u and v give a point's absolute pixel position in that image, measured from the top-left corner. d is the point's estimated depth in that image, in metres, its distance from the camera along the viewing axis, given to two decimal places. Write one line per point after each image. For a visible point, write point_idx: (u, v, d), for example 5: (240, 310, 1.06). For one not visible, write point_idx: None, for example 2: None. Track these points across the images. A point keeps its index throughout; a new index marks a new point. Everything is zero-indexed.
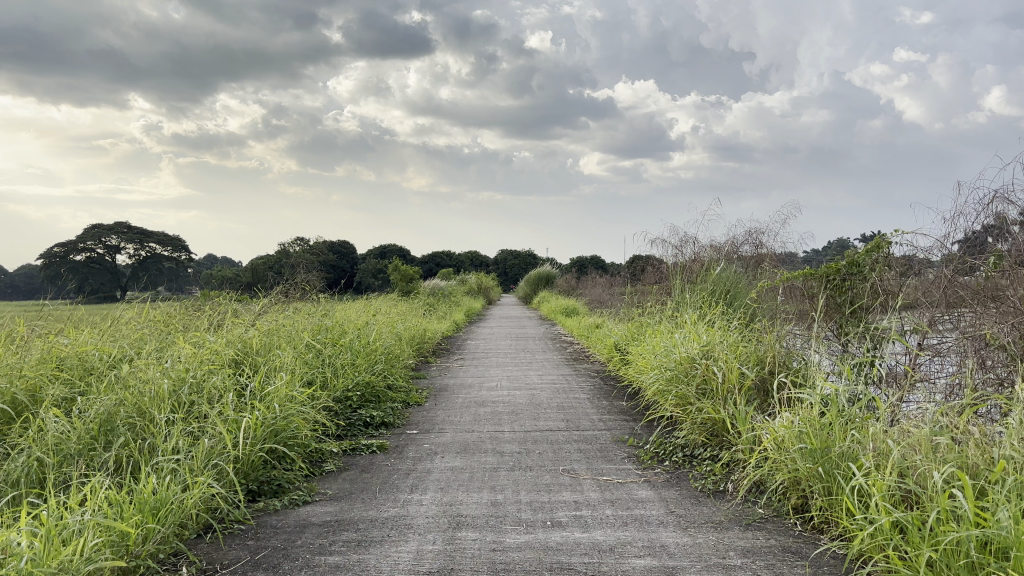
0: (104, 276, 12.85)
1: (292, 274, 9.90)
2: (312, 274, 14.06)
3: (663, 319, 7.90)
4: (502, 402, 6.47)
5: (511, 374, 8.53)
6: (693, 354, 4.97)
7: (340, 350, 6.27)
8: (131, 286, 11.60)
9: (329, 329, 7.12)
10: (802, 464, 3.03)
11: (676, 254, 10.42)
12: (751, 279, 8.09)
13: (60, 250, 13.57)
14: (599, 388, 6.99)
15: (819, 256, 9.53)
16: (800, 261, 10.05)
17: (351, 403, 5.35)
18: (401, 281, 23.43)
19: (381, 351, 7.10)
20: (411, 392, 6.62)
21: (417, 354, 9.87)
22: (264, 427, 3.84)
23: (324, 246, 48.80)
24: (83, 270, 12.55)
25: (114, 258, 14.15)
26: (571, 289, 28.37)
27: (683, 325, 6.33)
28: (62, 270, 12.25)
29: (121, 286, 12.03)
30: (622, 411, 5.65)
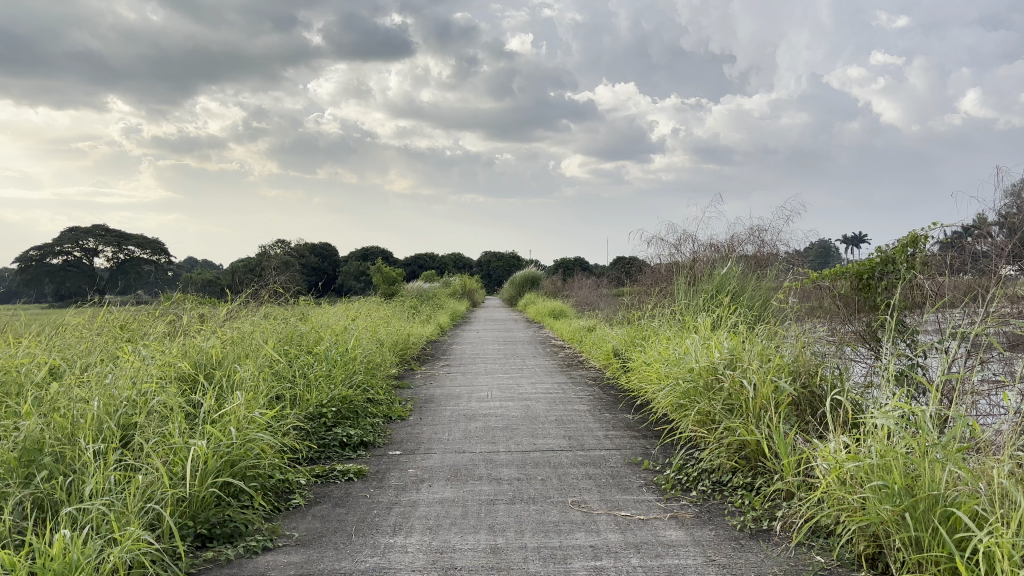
0: (81, 280, 12.16)
1: (264, 275, 9.25)
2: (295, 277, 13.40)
3: (666, 324, 7.32)
4: (495, 415, 5.87)
5: (502, 382, 7.94)
6: (715, 364, 4.38)
7: (314, 360, 5.64)
8: (106, 291, 10.91)
9: (302, 337, 6.49)
10: (879, 507, 2.44)
11: (673, 254, 9.87)
12: (759, 281, 7.52)
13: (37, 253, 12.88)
14: (600, 398, 6.39)
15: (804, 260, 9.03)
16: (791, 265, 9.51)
17: (325, 420, 4.72)
18: (385, 284, 22.77)
19: (361, 359, 6.45)
20: (394, 405, 5.99)
21: (401, 361, 9.22)
22: (217, 458, 3.21)
23: (307, 248, 48.15)
24: (60, 274, 11.87)
25: (91, 261, 13.44)
26: (557, 290, 27.79)
27: (695, 329, 5.76)
28: (36, 273, 11.56)
29: (97, 290, 11.35)
30: (630, 427, 5.05)
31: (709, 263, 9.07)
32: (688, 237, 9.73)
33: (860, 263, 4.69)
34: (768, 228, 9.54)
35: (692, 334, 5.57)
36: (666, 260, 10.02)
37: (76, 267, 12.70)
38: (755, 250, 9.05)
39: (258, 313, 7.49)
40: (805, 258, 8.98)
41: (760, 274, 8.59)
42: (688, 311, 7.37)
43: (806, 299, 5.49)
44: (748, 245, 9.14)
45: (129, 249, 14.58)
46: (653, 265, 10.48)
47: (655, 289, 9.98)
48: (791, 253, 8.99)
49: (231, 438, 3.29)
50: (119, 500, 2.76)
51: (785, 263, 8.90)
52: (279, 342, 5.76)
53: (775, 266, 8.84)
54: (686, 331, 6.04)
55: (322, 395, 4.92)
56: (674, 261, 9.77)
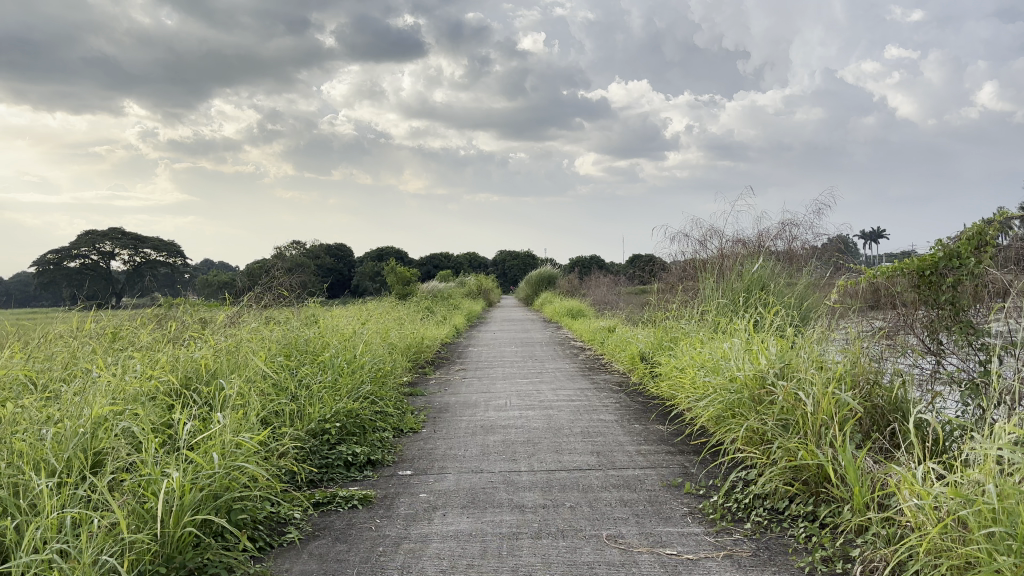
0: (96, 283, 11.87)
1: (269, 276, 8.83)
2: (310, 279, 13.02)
3: (697, 326, 6.82)
4: (514, 427, 5.42)
5: (521, 388, 7.48)
6: (764, 374, 3.90)
7: (318, 369, 5.20)
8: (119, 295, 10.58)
9: (306, 344, 6.05)
10: (998, 562, 1.96)
11: (698, 250, 9.38)
12: (794, 280, 7.01)
13: (53, 256, 12.59)
14: (628, 407, 5.92)
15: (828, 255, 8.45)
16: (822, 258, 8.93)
17: (328, 438, 4.28)
18: (399, 284, 22.40)
19: (370, 367, 6.02)
20: (406, 417, 5.54)
21: (414, 367, 8.79)
22: (195, 491, 2.77)
23: (322, 250, 48.04)
24: (75, 277, 11.58)
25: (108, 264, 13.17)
26: (574, 289, 27.31)
27: (732, 332, 5.28)
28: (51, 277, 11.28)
29: (113, 293, 11.05)
30: (665, 444, 4.58)
31: (738, 260, 8.57)
32: (715, 233, 9.24)
33: (921, 257, 4.13)
34: (799, 222, 9.03)
35: (731, 338, 5.09)
36: (691, 258, 9.53)
37: (92, 270, 12.42)
38: (787, 245, 8.54)
39: (261, 318, 7.06)
40: (840, 254, 8.47)
41: (793, 271, 8.08)
42: (720, 311, 6.87)
43: (858, 293, 5.02)
44: (778, 240, 8.63)
45: (145, 252, 14.30)
46: (677, 264, 9.99)
47: (679, 288, 9.49)
48: (825, 249, 8.48)
49: (214, 468, 2.85)
50: (73, 547, 2.33)
51: (819, 259, 8.39)
52: (282, 352, 5.34)
53: (810, 263, 8.33)
54: (723, 334, 5.57)
55: (325, 409, 4.48)
56: (700, 259, 9.28)
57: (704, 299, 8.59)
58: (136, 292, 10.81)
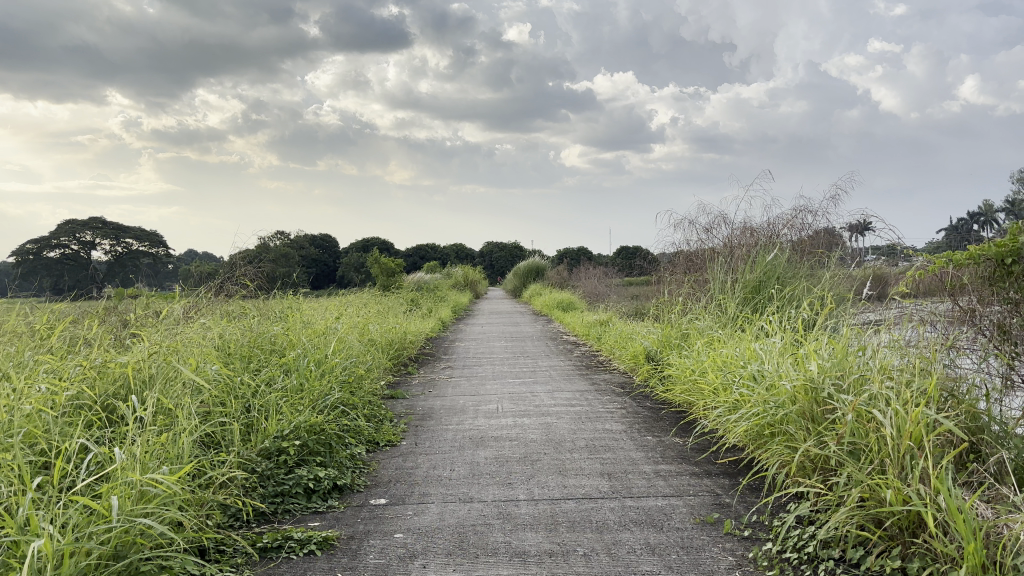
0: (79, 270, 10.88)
1: (234, 265, 8.04)
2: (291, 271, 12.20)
3: (713, 326, 6.11)
4: (507, 440, 4.68)
5: (513, 390, 6.75)
6: (818, 388, 3.19)
7: (278, 374, 4.46)
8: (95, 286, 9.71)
9: (269, 345, 5.29)
10: None
11: (705, 239, 8.68)
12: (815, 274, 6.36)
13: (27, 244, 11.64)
14: (637, 415, 5.20)
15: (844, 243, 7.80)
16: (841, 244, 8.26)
17: (285, 461, 3.55)
18: (383, 276, 21.61)
19: (342, 370, 5.27)
20: (384, 428, 4.80)
21: (396, 366, 8.04)
22: (82, 556, 2.05)
23: (306, 240, 47.17)
24: (58, 266, 10.58)
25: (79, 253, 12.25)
26: (563, 281, 26.60)
27: (762, 333, 4.57)
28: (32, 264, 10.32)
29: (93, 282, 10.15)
30: (689, 466, 3.86)
31: (747, 250, 7.89)
32: (723, 221, 8.54)
33: (999, 242, 3.34)
34: (813, 209, 8.34)
35: (762, 341, 4.38)
36: (696, 248, 8.83)
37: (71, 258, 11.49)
38: (803, 233, 7.83)
39: (221, 312, 6.28)
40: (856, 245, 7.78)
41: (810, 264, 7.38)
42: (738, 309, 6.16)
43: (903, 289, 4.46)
44: (793, 228, 7.93)
45: (119, 242, 13.40)
46: (681, 254, 9.27)
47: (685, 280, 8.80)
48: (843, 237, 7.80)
49: (111, 523, 2.12)
50: None
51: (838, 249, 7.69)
52: (236, 359, 4.59)
53: (828, 252, 7.63)
54: (749, 337, 4.86)
55: (281, 425, 3.74)
56: (707, 248, 8.59)
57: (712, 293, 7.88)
58: (96, 282, 9.99)
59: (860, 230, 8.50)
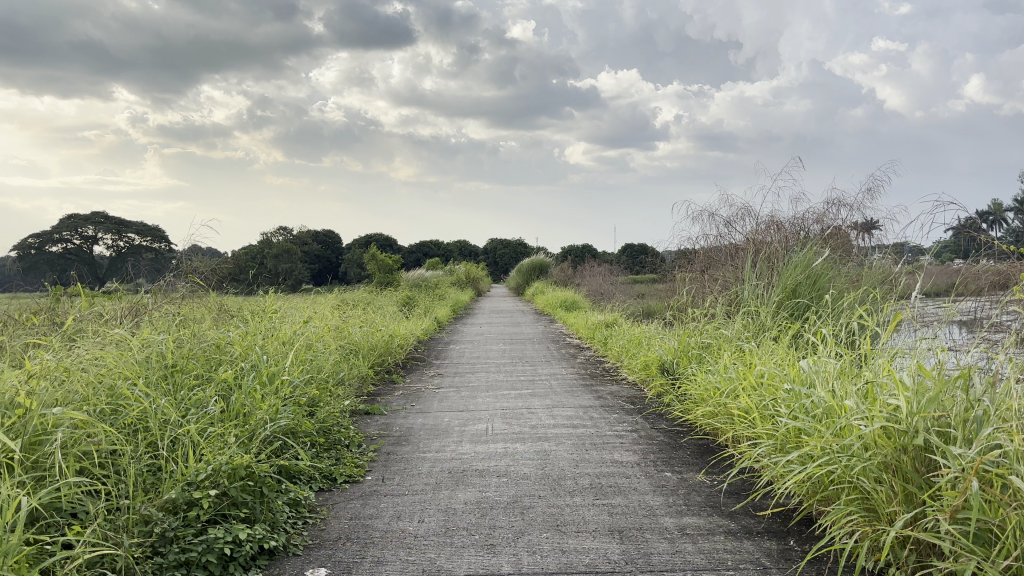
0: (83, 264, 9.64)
1: (186, 257, 7.18)
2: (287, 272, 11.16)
3: (746, 339, 5.28)
4: (495, 475, 3.85)
5: (507, 404, 5.93)
6: (910, 432, 2.34)
7: (212, 397, 3.63)
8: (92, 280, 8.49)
9: (214, 360, 4.47)
10: None
11: (726, 233, 8.26)
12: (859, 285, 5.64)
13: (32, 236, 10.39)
14: (651, 444, 4.38)
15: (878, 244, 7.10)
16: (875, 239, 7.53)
17: (195, 517, 2.70)
18: (379, 273, 20.76)
19: (299, 386, 4.44)
20: (345, 461, 3.97)
21: (379, 375, 7.22)
22: None
23: (305, 236, 46.37)
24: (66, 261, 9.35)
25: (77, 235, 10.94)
26: (566, 279, 25.84)
27: (807, 355, 3.75)
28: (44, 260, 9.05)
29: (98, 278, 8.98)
30: (722, 522, 3.02)
31: (777, 253, 7.18)
32: (747, 214, 8.06)
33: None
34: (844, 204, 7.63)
35: (812, 362, 3.55)
36: (717, 243, 8.40)
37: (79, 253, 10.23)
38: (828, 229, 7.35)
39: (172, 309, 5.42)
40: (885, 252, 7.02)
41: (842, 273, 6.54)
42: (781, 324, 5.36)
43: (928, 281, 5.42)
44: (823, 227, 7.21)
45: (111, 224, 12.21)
46: (700, 251, 8.76)
47: (705, 280, 8.08)
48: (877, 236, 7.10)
49: None
50: None
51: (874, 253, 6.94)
52: (160, 383, 3.76)
53: (865, 257, 6.98)
54: (794, 362, 4.03)
55: (199, 466, 2.91)
56: (736, 245, 7.90)
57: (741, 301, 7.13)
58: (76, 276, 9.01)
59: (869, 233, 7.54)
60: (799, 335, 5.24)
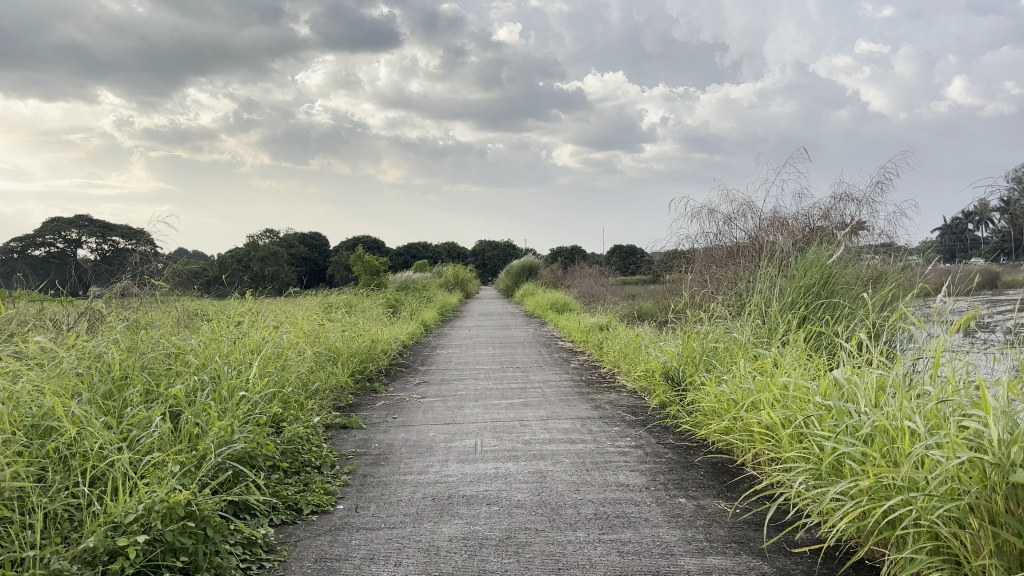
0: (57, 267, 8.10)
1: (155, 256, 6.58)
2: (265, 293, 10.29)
3: (760, 345, 4.82)
4: (485, 502, 3.37)
5: (497, 416, 5.46)
6: (1001, 464, 1.87)
7: (157, 416, 3.14)
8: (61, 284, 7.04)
9: (168, 372, 3.97)
10: None
11: (726, 231, 7.83)
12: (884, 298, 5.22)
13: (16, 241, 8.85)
14: (659, 463, 3.92)
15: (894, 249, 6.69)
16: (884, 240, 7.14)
17: (119, 570, 2.20)
18: (365, 275, 20.23)
19: (263, 402, 3.94)
20: (312, 489, 3.49)
21: (360, 384, 6.72)
22: None
23: (290, 238, 45.79)
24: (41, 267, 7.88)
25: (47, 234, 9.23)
26: (556, 281, 25.38)
27: (840, 367, 3.30)
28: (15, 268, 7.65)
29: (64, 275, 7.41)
30: (754, 565, 2.53)
31: (787, 253, 6.76)
32: (749, 210, 7.62)
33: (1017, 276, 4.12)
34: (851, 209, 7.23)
35: (847, 372, 3.09)
36: (716, 242, 7.97)
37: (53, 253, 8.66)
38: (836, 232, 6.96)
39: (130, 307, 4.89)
40: (895, 253, 6.59)
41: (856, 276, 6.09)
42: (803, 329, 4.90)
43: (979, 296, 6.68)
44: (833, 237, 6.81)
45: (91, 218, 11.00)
46: (699, 249, 8.32)
47: (709, 280, 7.66)
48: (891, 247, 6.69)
49: None
50: None
51: (887, 254, 6.54)
52: (94, 403, 3.25)
53: (875, 256, 6.56)
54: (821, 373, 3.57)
55: (128, 504, 2.41)
56: (742, 245, 7.49)
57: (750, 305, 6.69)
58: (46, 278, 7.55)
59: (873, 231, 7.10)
60: (816, 339, 4.80)
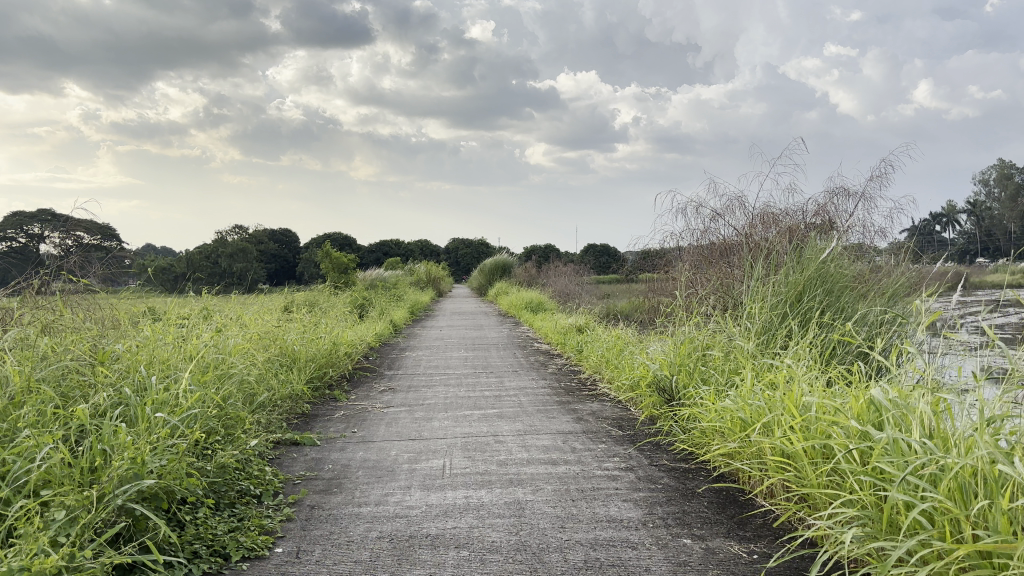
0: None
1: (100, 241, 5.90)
2: (225, 289, 9.46)
3: (763, 353, 4.34)
4: (455, 543, 2.83)
5: (468, 429, 4.92)
6: None
7: (51, 445, 2.57)
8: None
9: (79, 386, 3.37)
10: None
11: (714, 228, 7.36)
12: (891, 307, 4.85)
13: None
14: (657, 490, 3.42)
15: (891, 251, 6.28)
16: (879, 238, 6.72)
17: None
18: (333, 272, 19.53)
19: (191, 422, 3.35)
20: (246, 528, 2.92)
21: (317, 392, 6.11)
22: None
23: (258, 234, 44.84)
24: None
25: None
26: (530, 280, 24.88)
27: (875, 386, 2.83)
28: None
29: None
30: None
31: (780, 250, 6.30)
32: (739, 206, 7.14)
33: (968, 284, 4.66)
34: (846, 206, 6.80)
35: (890, 393, 2.61)
36: (701, 240, 7.50)
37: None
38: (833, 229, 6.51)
39: (47, 307, 4.25)
40: (895, 253, 6.12)
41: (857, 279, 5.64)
42: (809, 335, 4.44)
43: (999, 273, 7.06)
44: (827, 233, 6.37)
45: None
46: (683, 248, 7.84)
47: (697, 281, 7.17)
48: (892, 247, 6.27)
49: None
50: None
51: (889, 256, 6.10)
52: None
53: (874, 256, 6.13)
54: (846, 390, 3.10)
55: None
56: (733, 242, 7.01)
57: (743, 308, 6.21)
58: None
59: (868, 230, 6.67)
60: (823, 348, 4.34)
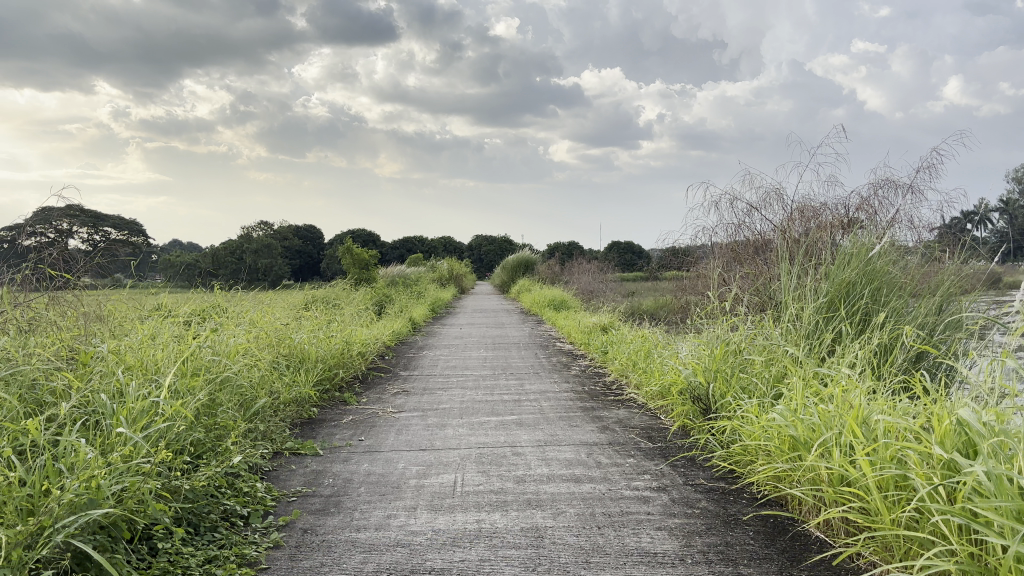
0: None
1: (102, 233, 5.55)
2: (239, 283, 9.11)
3: (811, 360, 3.93)
4: None
5: (483, 438, 4.52)
6: None
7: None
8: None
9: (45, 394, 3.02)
10: None
11: (749, 223, 6.89)
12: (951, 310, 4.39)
13: None
14: (696, 515, 3.02)
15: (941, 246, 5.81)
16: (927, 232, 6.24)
17: None
18: (354, 268, 19.20)
19: (167, 434, 2.98)
20: (223, 558, 2.55)
21: (326, 395, 5.74)
22: None
23: (281, 229, 44.74)
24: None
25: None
26: (553, 278, 24.42)
27: (960, 405, 2.43)
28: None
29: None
30: None
31: (822, 247, 5.84)
32: (777, 199, 6.67)
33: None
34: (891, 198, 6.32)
35: (983, 416, 2.22)
36: (735, 236, 7.04)
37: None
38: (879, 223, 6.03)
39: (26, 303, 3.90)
40: (947, 249, 5.63)
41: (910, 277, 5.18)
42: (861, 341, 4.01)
43: None
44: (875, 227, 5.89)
45: None
46: (716, 244, 7.38)
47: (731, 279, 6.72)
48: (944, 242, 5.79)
49: None
50: None
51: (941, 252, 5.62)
52: None
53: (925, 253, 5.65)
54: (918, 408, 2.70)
55: None
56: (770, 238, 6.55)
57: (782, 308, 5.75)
58: None
59: (916, 225, 6.19)
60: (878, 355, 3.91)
